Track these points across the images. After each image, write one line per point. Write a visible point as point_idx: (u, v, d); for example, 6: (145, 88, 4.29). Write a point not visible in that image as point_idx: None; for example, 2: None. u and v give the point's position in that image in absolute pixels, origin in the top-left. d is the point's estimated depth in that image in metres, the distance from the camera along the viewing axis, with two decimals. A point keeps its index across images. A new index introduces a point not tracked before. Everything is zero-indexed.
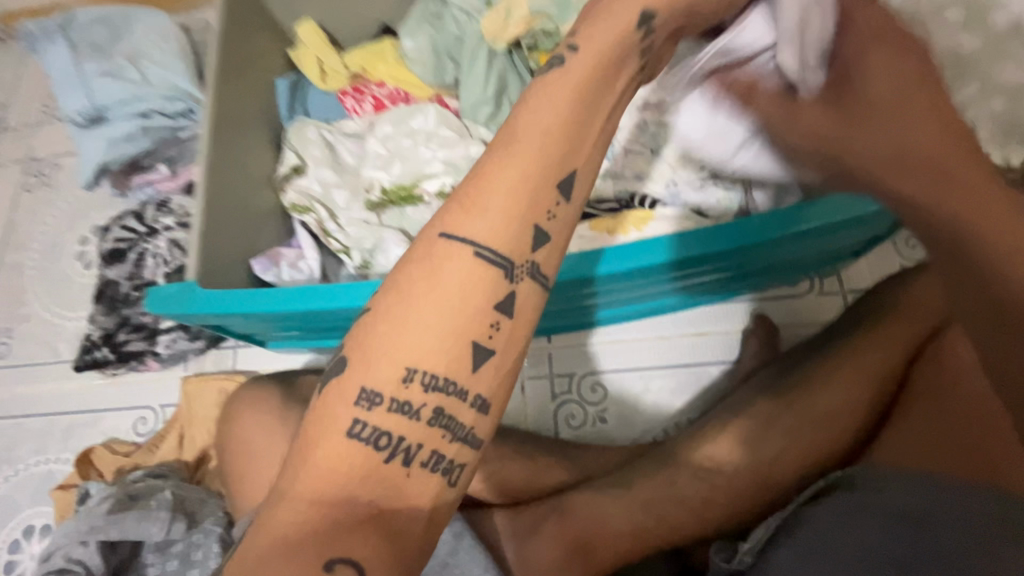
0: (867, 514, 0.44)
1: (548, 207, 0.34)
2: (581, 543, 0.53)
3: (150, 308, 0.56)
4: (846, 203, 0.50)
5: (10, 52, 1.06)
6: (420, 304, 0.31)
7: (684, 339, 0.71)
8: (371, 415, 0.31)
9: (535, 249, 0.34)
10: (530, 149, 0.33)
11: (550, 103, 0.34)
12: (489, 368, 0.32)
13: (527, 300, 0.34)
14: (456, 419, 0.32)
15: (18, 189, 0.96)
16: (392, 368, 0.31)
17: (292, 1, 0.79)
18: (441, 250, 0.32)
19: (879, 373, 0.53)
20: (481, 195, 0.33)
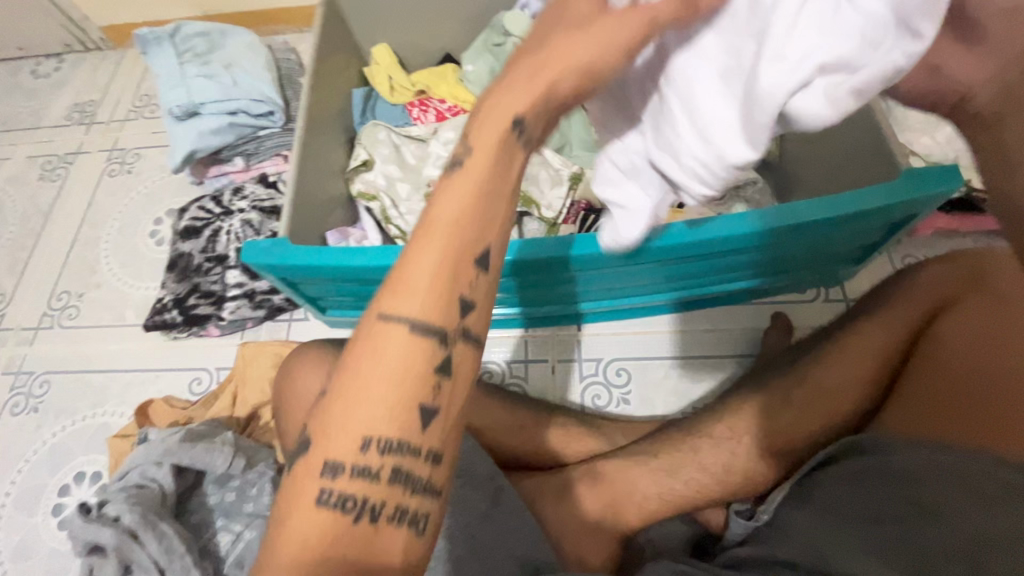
0: (875, 479, 0.49)
1: (473, 278, 0.36)
2: (611, 503, 0.59)
3: (245, 257, 0.63)
4: (822, 203, 0.57)
5: (107, 58, 1.19)
6: (368, 378, 0.33)
7: (699, 333, 0.78)
8: (336, 483, 0.33)
9: (465, 315, 0.36)
10: (450, 231, 0.36)
11: (459, 190, 0.36)
12: (437, 425, 0.35)
13: (465, 360, 0.36)
14: (413, 474, 0.34)
15: (101, 175, 1.06)
16: (349, 439, 0.33)
17: (371, 27, 0.92)
18: (380, 332, 0.34)
19: (880, 352, 0.58)
20: (408, 286, 0.35)
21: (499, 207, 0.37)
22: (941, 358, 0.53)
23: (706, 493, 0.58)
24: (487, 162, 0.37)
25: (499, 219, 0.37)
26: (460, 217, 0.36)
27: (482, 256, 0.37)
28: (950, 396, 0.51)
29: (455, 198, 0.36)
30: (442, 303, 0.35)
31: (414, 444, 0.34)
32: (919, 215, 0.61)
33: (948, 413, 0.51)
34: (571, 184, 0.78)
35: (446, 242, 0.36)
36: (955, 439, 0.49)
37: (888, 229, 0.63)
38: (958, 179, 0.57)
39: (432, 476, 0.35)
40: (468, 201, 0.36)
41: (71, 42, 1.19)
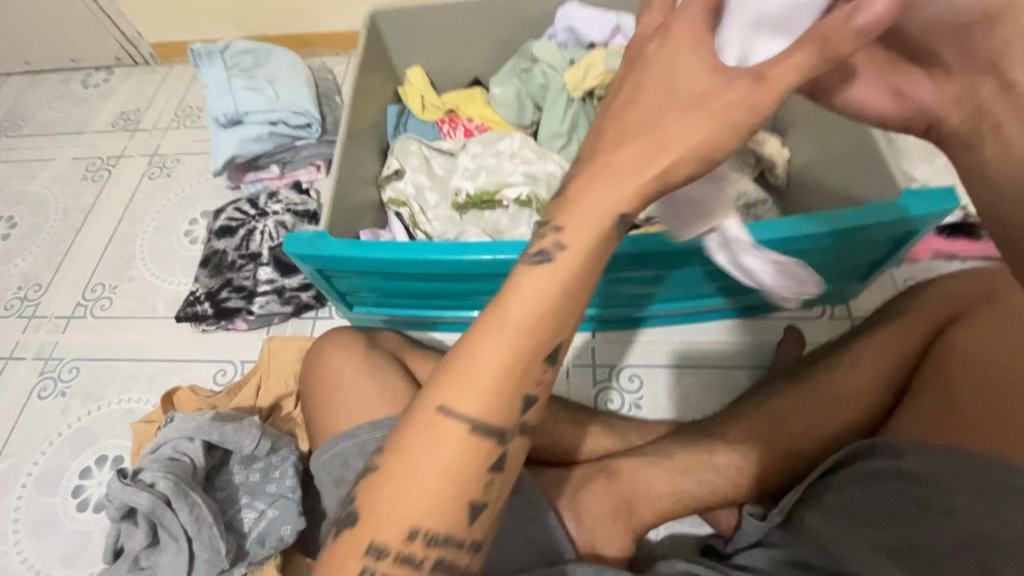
0: (892, 482, 0.48)
1: (535, 380, 0.38)
2: (627, 499, 0.60)
3: (287, 247, 0.67)
4: (835, 216, 0.62)
5: (154, 72, 1.27)
6: (420, 471, 0.36)
7: (710, 344, 0.81)
8: (378, 564, 0.36)
9: (523, 411, 0.38)
10: (521, 329, 0.37)
11: (536, 295, 0.37)
12: (483, 518, 0.37)
13: (515, 456, 0.38)
14: (452, 564, 0.36)
15: (142, 178, 1.12)
16: (396, 527, 0.35)
17: (407, 50, 0.99)
18: (437, 424, 0.36)
19: (890, 362, 0.60)
20: (472, 386, 0.37)
21: (567, 315, 0.38)
22: (952, 366, 0.54)
23: (719, 493, 0.60)
24: (563, 269, 0.37)
25: (565, 329, 0.38)
26: (531, 329, 0.37)
27: (548, 365, 0.38)
28: (964, 400, 0.51)
29: (531, 302, 0.37)
30: (502, 405, 0.37)
31: (462, 537, 0.36)
32: (921, 233, 0.66)
33: (958, 415, 0.50)
34: None
35: (515, 348, 0.37)
36: (964, 440, 0.48)
37: (891, 245, 0.68)
38: (954, 199, 0.62)
39: (470, 559, 0.37)
40: (542, 308, 0.37)
41: (121, 55, 1.27)
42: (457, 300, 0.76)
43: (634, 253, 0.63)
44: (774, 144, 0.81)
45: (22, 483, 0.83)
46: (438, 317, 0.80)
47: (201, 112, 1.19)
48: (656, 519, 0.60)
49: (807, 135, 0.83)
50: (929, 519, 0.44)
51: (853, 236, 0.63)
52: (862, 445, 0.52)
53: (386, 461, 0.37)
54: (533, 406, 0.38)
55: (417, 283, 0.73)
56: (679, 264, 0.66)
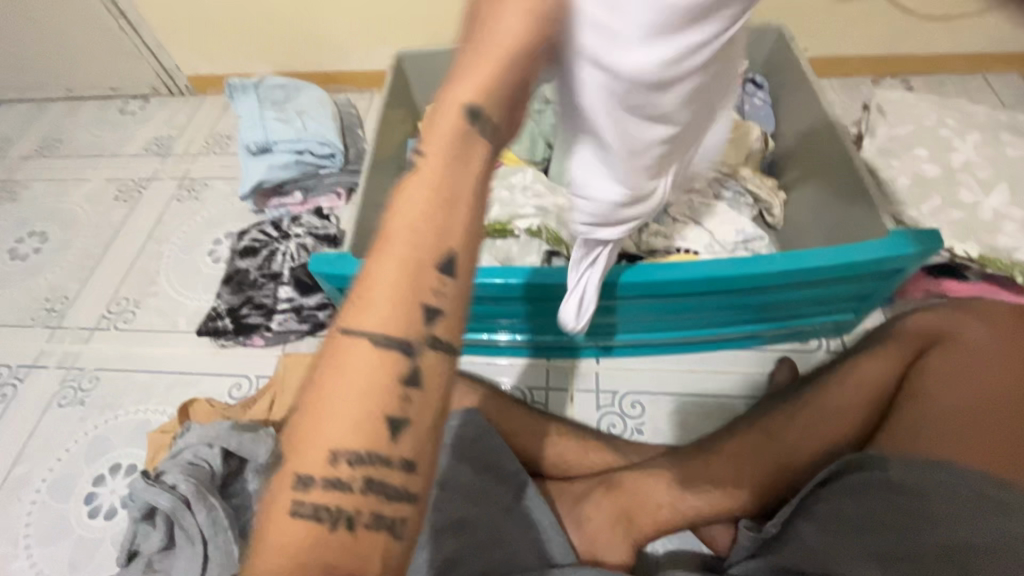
0: (875, 493, 0.52)
1: (436, 285, 0.33)
2: (625, 513, 0.63)
3: (311, 267, 0.71)
4: (827, 253, 0.66)
5: (188, 103, 1.35)
6: (329, 394, 0.31)
7: (708, 374, 0.84)
8: (309, 495, 0.30)
9: (430, 325, 0.33)
10: (406, 232, 0.32)
11: (423, 196, 0.33)
12: (408, 436, 0.31)
13: (436, 371, 0.32)
14: (387, 483, 0.31)
15: (170, 200, 1.17)
16: (316, 452, 0.30)
17: (429, 90, 1.06)
18: (341, 347, 0.32)
19: (879, 379, 0.62)
20: (374, 303, 0.32)
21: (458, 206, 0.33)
22: (933, 389, 0.57)
23: (714, 506, 0.63)
24: (436, 160, 0.34)
25: (471, 230, 0.34)
26: (421, 232, 0.32)
27: (445, 264, 0.33)
28: (943, 420, 0.54)
29: (418, 203, 0.33)
30: (404, 317, 0.32)
31: (388, 456, 0.31)
32: (908, 271, 0.70)
33: (938, 430, 0.54)
34: None
35: (407, 253, 0.32)
36: (939, 454, 0.53)
37: (881, 281, 0.72)
38: (937, 239, 0.66)
39: (407, 482, 0.31)
40: (432, 208, 0.33)
41: (158, 86, 1.34)
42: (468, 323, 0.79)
43: (635, 279, 0.67)
44: (769, 187, 0.88)
45: (37, 488, 0.84)
46: None
47: (230, 140, 1.26)
48: (655, 530, 0.63)
49: (802, 179, 0.89)
50: (911, 525, 0.49)
51: (844, 272, 0.67)
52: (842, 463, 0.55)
53: (301, 395, 0.32)
54: (443, 316, 0.33)
55: None
56: (680, 296, 0.70)
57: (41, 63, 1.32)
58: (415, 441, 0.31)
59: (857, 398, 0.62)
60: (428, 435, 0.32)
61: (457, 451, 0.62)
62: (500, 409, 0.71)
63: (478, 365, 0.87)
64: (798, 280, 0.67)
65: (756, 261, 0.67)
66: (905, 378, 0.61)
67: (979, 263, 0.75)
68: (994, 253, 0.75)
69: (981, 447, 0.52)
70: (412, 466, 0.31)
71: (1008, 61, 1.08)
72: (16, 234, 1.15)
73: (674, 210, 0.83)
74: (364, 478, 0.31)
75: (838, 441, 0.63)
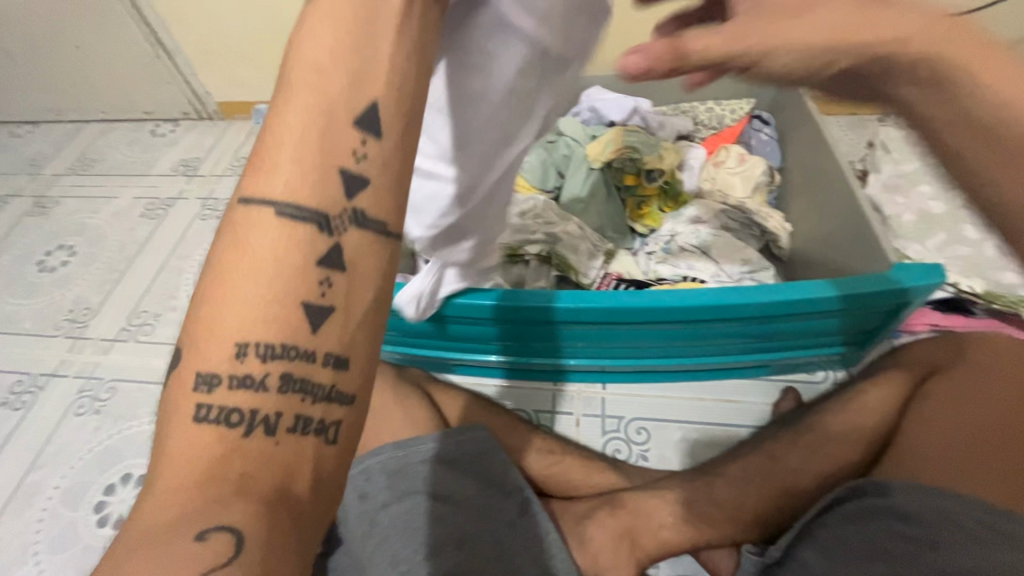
0: (877, 518, 0.54)
1: (354, 147, 0.33)
2: (629, 532, 0.63)
3: None
4: (831, 283, 0.67)
5: (216, 127, 1.41)
6: (232, 278, 0.31)
7: (714, 403, 0.84)
8: (213, 397, 0.31)
9: (351, 196, 0.33)
10: (315, 95, 0.33)
11: (336, 61, 0.33)
12: (332, 327, 0.32)
13: (357, 253, 0.34)
14: (308, 381, 0.32)
15: (194, 219, 1.22)
16: (221, 348, 0.31)
17: None
18: (245, 222, 0.32)
19: (883, 407, 0.64)
20: (281, 168, 0.32)
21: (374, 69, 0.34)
22: (934, 414, 0.59)
23: (719, 527, 0.63)
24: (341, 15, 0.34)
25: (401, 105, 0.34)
26: (330, 97, 0.33)
27: (360, 122, 0.33)
28: (940, 443, 0.57)
29: (325, 64, 0.33)
30: (313, 186, 0.32)
31: (301, 347, 0.32)
32: (914, 304, 0.70)
33: (937, 454, 0.56)
34: (606, 257, 0.86)
35: (309, 116, 0.33)
36: (941, 480, 0.54)
37: (887, 315, 0.73)
38: (942, 273, 0.67)
39: (334, 380, 0.33)
40: (333, 67, 0.33)
41: (188, 111, 1.41)
42: (477, 344, 0.81)
43: (641, 302, 0.68)
44: (778, 219, 0.90)
45: (49, 495, 0.86)
46: (457, 359, 0.85)
47: None
48: (659, 551, 0.63)
49: (808, 214, 0.90)
50: (912, 552, 0.50)
51: (849, 303, 0.68)
52: (850, 487, 0.57)
53: (203, 287, 0.32)
54: (365, 185, 0.34)
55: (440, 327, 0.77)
56: (686, 322, 0.71)
57: (81, 87, 1.39)
58: (334, 332, 0.32)
59: (862, 424, 0.64)
60: (353, 325, 0.33)
61: (459, 465, 0.63)
62: (507, 427, 0.72)
63: (486, 387, 0.88)
64: (803, 308, 0.68)
65: (762, 290, 0.68)
66: (907, 407, 0.63)
67: (986, 299, 0.76)
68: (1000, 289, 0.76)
69: (983, 474, 0.53)
70: (343, 361, 0.33)
71: None
72: (47, 247, 1.20)
73: (681, 240, 0.86)
74: (294, 381, 0.32)
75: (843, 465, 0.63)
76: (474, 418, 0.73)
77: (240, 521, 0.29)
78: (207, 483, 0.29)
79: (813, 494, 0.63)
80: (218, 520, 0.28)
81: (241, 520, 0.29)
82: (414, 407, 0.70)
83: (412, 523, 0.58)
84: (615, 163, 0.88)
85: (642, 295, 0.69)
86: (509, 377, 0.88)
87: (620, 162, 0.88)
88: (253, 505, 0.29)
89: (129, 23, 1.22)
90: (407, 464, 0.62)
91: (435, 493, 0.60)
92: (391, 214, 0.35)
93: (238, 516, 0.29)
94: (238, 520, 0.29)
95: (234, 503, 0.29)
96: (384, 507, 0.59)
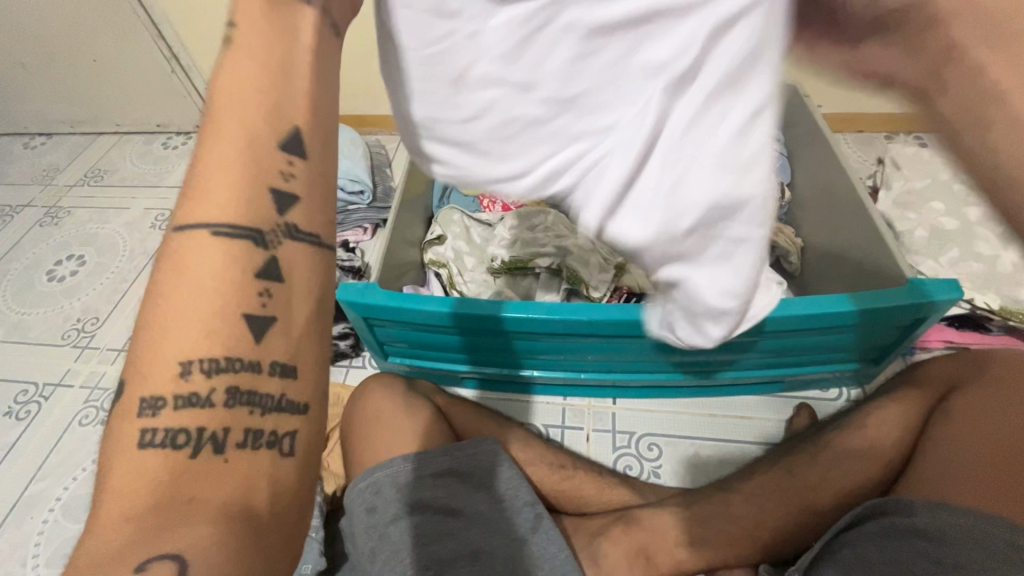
0: (901, 538, 0.52)
1: (281, 165, 0.28)
2: (643, 549, 0.61)
3: (337, 295, 0.71)
4: (856, 298, 0.67)
5: None
6: (165, 301, 0.27)
7: (727, 419, 0.83)
8: (155, 421, 0.27)
9: (287, 211, 0.29)
10: (239, 111, 0.28)
11: (254, 67, 0.28)
12: (278, 336, 0.28)
13: (303, 262, 0.30)
14: (258, 396, 0.28)
15: None
16: (158, 371, 0.27)
17: None
18: (179, 244, 0.28)
19: (901, 424, 0.63)
20: (206, 195, 0.28)
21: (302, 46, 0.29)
22: (954, 431, 0.58)
23: (737, 547, 0.61)
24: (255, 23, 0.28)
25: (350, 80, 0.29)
26: (250, 101, 0.28)
27: (289, 139, 0.29)
28: (960, 464, 0.56)
29: (237, 66, 0.28)
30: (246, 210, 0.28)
31: (243, 360, 0.28)
32: (930, 320, 0.70)
33: (957, 474, 0.55)
34: (617, 271, 0.84)
35: (235, 128, 0.28)
36: (965, 497, 0.53)
37: (902, 330, 0.72)
38: (959, 289, 0.67)
39: (281, 390, 0.28)
40: (254, 72, 0.28)
41: (200, 124, 1.43)
42: (487, 357, 0.80)
43: None
44: (788, 234, 0.89)
45: (50, 507, 0.85)
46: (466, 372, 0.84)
47: None
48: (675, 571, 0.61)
49: (818, 229, 0.90)
50: (937, 574, 0.50)
51: (871, 318, 0.68)
52: (871, 505, 0.56)
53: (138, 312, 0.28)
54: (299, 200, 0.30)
55: (456, 340, 0.76)
56: None
57: (97, 100, 1.41)
58: (279, 340, 0.28)
59: (880, 442, 0.63)
60: (300, 331, 0.29)
61: (470, 478, 0.62)
62: (517, 440, 0.70)
63: (496, 400, 0.87)
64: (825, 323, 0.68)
65: (784, 304, 0.67)
66: (929, 425, 0.62)
67: (1002, 315, 0.75)
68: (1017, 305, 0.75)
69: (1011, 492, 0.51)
70: (290, 369, 0.29)
71: None
72: (57, 257, 1.20)
73: None
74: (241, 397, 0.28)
75: (862, 483, 0.62)
76: (484, 431, 0.72)
77: (187, 545, 0.26)
78: (151, 509, 0.26)
79: (832, 512, 0.61)
80: (166, 548, 0.25)
81: (191, 543, 0.26)
82: (423, 419, 0.69)
83: (424, 538, 0.57)
84: None
85: None
86: (519, 391, 0.88)
87: None
88: (204, 525, 0.26)
89: (147, 39, 1.24)
90: (415, 478, 0.61)
91: (446, 507, 0.60)
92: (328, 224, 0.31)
93: (185, 540, 0.26)
94: (186, 543, 0.26)
95: (178, 525, 0.26)
96: (393, 521, 0.58)
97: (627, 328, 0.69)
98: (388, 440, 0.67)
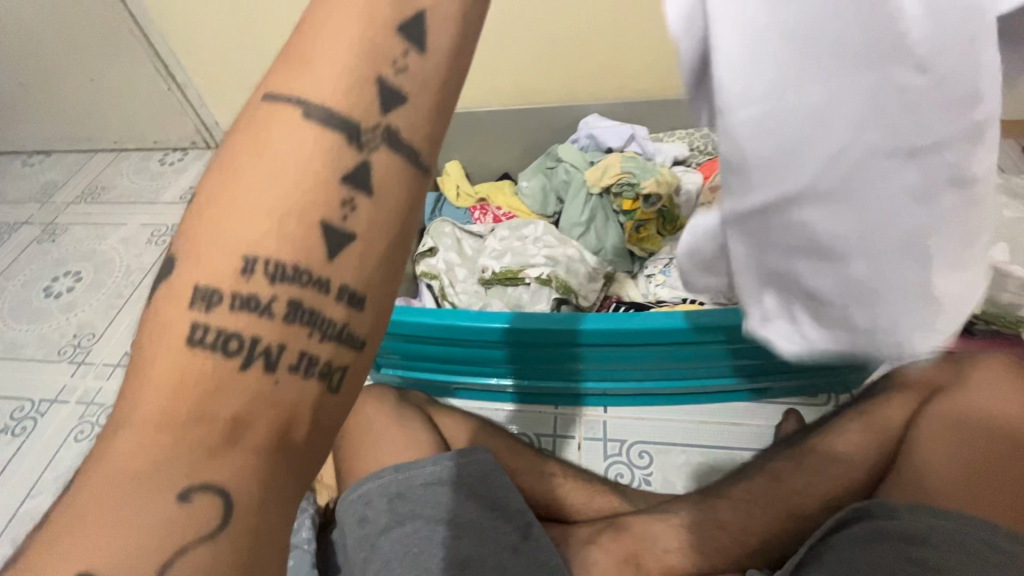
0: (882, 540, 0.53)
1: (394, 57, 0.30)
2: (633, 556, 0.62)
3: None
4: None
5: None
6: (250, 181, 0.28)
7: (719, 426, 0.84)
8: (211, 315, 0.28)
9: (387, 111, 0.30)
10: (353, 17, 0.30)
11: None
12: (352, 253, 0.30)
13: (386, 175, 0.30)
14: (321, 315, 0.29)
15: None
16: (228, 259, 0.28)
17: (449, 148, 1.09)
18: (268, 128, 0.29)
19: (886, 427, 0.64)
20: (313, 69, 0.29)
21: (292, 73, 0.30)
22: (933, 441, 0.58)
23: (724, 552, 0.62)
24: None
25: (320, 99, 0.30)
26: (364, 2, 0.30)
27: (411, 27, 0.31)
28: (940, 477, 0.56)
29: None
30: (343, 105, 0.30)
31: (320, 272, 0.29)
32: None
33: (940, 488, 0.56)
34: (606, 281, 0.88)
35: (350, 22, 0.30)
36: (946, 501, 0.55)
37: None
38: None
39: (346, 318, 0.30)
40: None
41: (196, 140, 1.44)
42: (479, 368, 0.81)
43: (657, 323, 0.68)
44: None
45: None
46: (459, 383, 0.85)
47: None
48: None
49: None
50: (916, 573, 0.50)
51: None
52: (855, 509, 0.56)
53: (207, 181, 0.29)
54: (398, 110, 0.31)
55: (451, 351, 0.77)
56: (698, 342, 0.71)
57: (95, 118, 1.43)
58: (351, 262, 0.30)
59: (864, 445, 0.63)
60: (373, 258, 0.30)
61: (461, 488, 0.62)
62: (507, 450, 0.71)
63: (489, 411, 0.88)
64: None
65: None
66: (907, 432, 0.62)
67: (984, 318, 0.78)
68: (998, 309, 0.76)
69: (987, 496, 0.54)
70: (360, 299, 0.30)
71: (1003, 127, 1.12)
72: (53, 274, 1.21)
73: None
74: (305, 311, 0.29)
75: (848, 486, 0.63)
76: (475, 440, 0.72)
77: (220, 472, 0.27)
78: (188, 425, 0.27)
79: (818, 516, 0.62)
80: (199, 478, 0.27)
81: (227, 476, 0.28)
82: (414, 428, 0.70)
83: (413, 548, 0.58)
84: (614, 188, 0.90)
85: (655, 315, 0.69)
86: (510, 400, 0.88)
87: (618, 186, 0.90)
88: (241, 456, 0.28)
89: (143, 59, 1.25)
90: (406, 488, 0.61)
91: (436, 517, 0.60)
92: (428, 142, 0.32)
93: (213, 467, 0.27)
94: (225, 476, 0.27)
95: (215, 449, 0.27)
96: (383, 532, 0.59)
97: (622, 336, 0.70)
98: (379, 451, 0.67)
